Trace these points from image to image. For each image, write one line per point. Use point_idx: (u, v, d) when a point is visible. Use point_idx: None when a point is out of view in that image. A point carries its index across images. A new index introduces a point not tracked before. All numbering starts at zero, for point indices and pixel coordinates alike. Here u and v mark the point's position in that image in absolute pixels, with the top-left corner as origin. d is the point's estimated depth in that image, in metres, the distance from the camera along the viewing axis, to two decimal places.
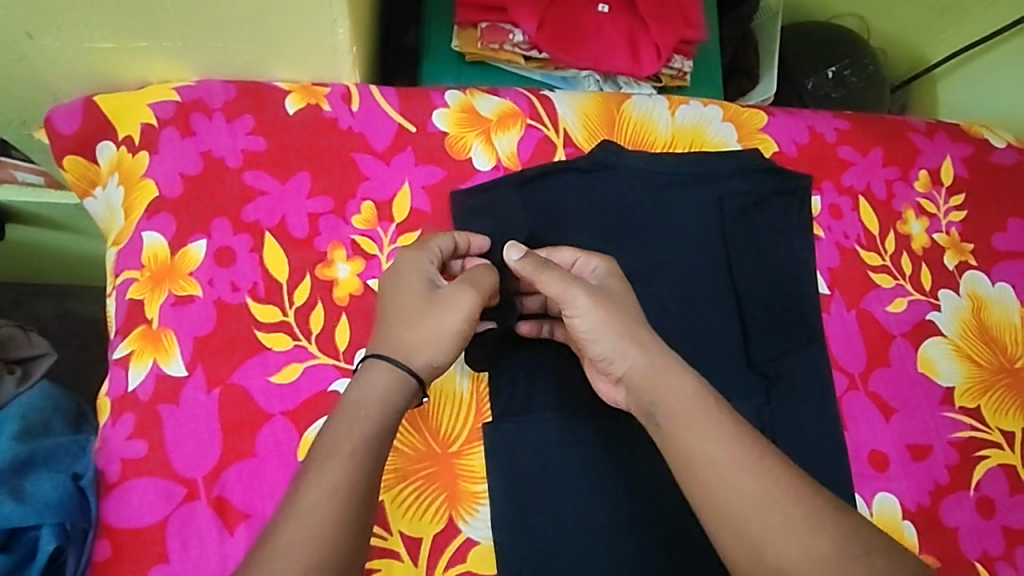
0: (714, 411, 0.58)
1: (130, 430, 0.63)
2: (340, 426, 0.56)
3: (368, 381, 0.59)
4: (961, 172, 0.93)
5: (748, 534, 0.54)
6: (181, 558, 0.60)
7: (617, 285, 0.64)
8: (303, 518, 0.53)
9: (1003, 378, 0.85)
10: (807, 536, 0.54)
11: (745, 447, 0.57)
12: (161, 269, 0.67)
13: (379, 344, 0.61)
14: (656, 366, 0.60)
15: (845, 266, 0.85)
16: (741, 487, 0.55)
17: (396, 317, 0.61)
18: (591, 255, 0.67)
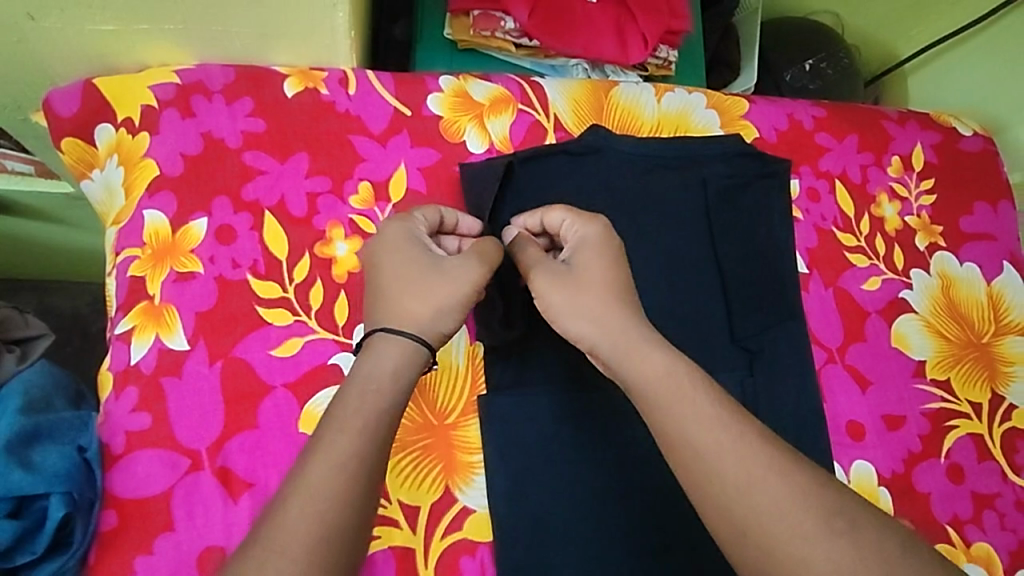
0: (692, 393, 0.59)
1: (134, 402, 0.63)
2: (347, 398, 0.58)
3: (379, 357, 0.60)
4: (930, 158, 0.97)
5: (735, 513, 0.55)
6: (187, 526, 0.61)
7: (595, 255, 0.65)
8: (311, 490, 0.53)
9: (970, 352, 0.90)
10: (796, 509, 0.54)
11: (726, 428, 0.57)
12: (163, 246, 0.68)
13: (382, 317, 0.62)
14: (624, 346, 0.62)
15: (822, 247, 0.89)
16: (726, 465, 0.56)
17: (398, 286, 0.62)
18: (577, 217, 0.68)
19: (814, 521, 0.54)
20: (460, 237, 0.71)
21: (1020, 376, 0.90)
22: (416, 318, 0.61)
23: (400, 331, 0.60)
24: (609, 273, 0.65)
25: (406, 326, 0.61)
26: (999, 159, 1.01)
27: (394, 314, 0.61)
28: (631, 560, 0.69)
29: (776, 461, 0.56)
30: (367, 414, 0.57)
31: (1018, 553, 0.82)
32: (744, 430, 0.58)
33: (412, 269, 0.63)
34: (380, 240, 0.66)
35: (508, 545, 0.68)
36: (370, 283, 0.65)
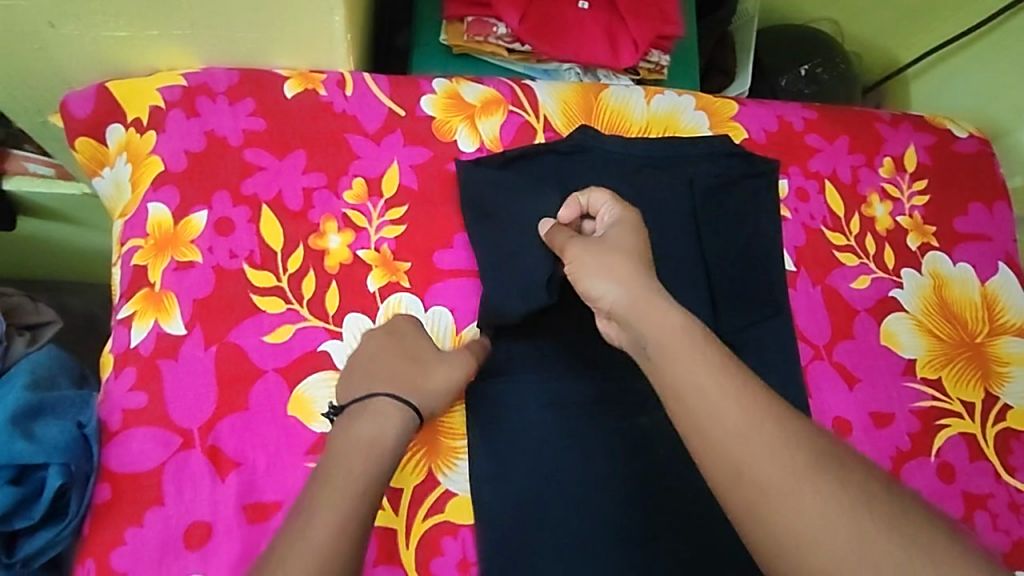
0: (700, 343, 0.61)
1: (132, 382, 0.67)
2: (334, 451, 0.62)
3: (379, 415, 0.64)
4: (924, 159, 0.97)
5: (734, 454, 0.56)
6: (175, 501, 0.64)
7: (629, 228, 0.69)
8: (300, 534, 0.56)
9: (963, 351, 0.90)
10: (793, 451, 0.55)
11: (730, 376, 0.59)
12: (164, 237, 0.72)
13: (389, 384, 0.66)
14: (641, 299, 0.63)
15: (811, 245, 0.90)
16: (728, 411, 0.57)
17: (409, 367, 0.68)
18: (614, 203, 0.72)
19: (805, 462, 0.55)
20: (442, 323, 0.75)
21: (1015, 377, 0.90)
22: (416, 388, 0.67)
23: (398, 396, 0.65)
24: (640, 244, 0.68)
25: (412, 397, 0.66)
26: (995, 160, 1.00)
27: (401, 385, 0.66)
28: (613, 546, 0.70)
29: (773, 410, 0.57)
30: (355, 463, 0.61)
31: (1012, 553, 0.81)
32: (744, 378, 0.59)
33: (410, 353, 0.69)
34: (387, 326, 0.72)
35: (488, 528, 0.69)
36: (367, 356, 0.69)
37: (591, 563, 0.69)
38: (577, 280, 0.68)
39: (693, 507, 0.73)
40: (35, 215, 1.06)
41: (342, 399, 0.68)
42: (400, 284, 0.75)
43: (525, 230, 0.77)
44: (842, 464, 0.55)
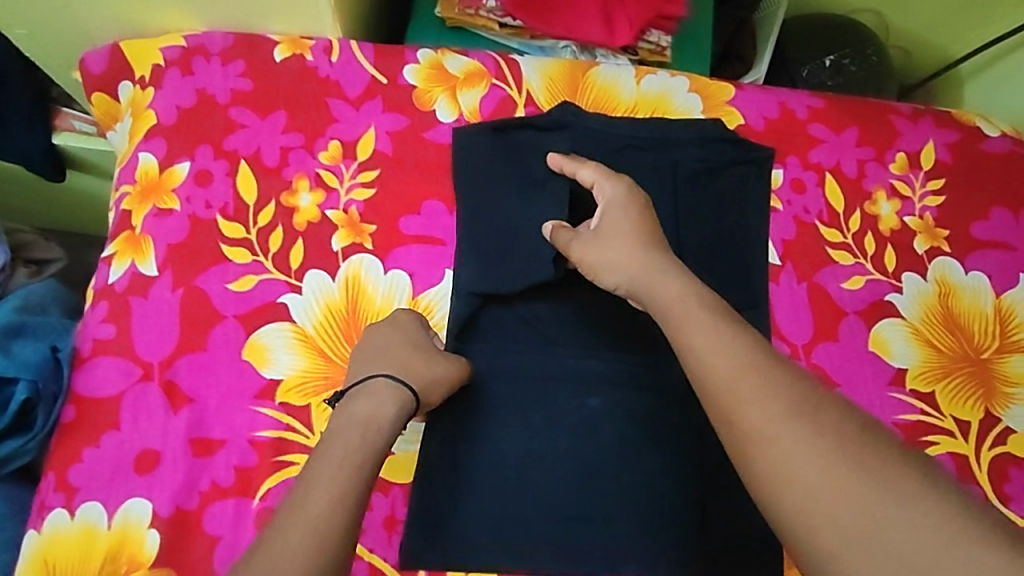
0: (695, 303, 0.64)
1: (105, 314, 0.72)
2: (332, 429, 0.63)
3: (373, 396, 0.65)
4: (943, 157, 0.90)
5: (721, 398, 0.59)
6: (130, 428, 0.69)
7: (624, 203, 0.72)
8: (299, 503, 0.58)
9: (964, 366, 0.83)
10: (777, 397, 0.58)
11: (723, 332, 0.62)
12: (149, 185, 0.77)
13: (390, 365, 0.67)
14: (642, 269, 0.68)
15: (801, 240, 0.85)
16: (715, 359, 0.61)
17: (408, 354, 0.69)
18: (607, 178, 0.74)
19: (785, 406, 0.57)
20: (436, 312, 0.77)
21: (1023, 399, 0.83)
22: (413, 373, 0.68)
23: (396, 378, 0.66)
24: (637, 216, 0.71)
25: (411, 378, 0.67)
26: None
27: (401, 366, 0.67)
28: (544, 520, 0.72)
29: (761, 359, 0.60)
30: (350, 442, 0.62)
31: None
32: (736, 330, 0.62)
33: (408, 344, 0.70)
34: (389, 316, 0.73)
35: (423, 488, 0.72)
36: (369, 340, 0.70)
37: (522, 534, 0.71)
38: (589, 273, 0.72)
39: (630, 494, 0.73)
40: (86, 169, 1.14)
41: (343, 385, 0.68)
42: (362, 246, 0.77)
43: (496, 206, 0.80)
44: (822, 409, 0.58)
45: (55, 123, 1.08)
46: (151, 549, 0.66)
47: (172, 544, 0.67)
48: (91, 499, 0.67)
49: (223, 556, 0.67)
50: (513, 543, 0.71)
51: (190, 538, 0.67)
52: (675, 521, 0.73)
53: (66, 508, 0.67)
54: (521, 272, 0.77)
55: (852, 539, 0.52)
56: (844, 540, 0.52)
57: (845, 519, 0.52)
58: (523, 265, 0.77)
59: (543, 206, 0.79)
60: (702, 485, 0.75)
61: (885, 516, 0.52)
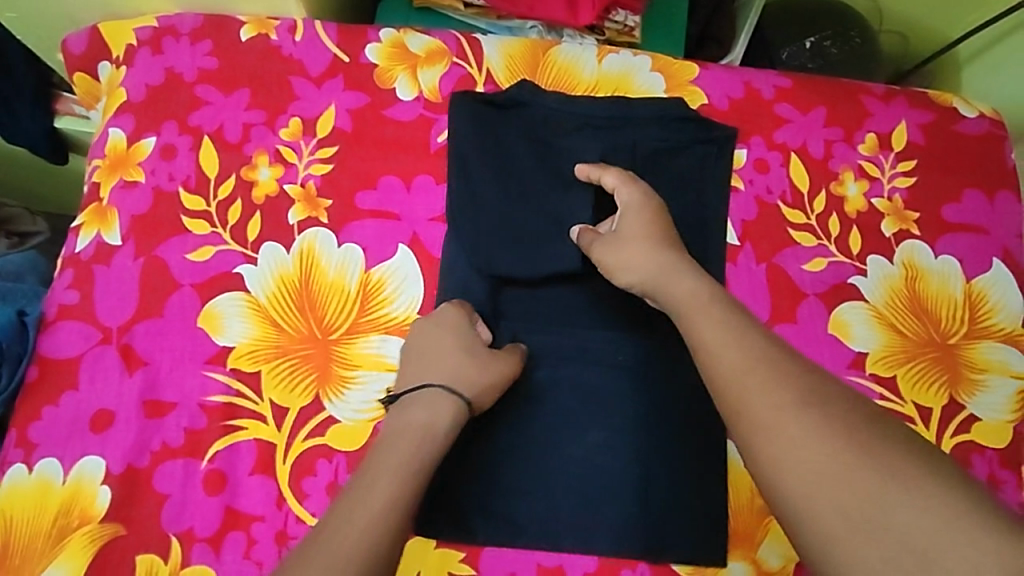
0: (707, 302, 0.65)
1: (69, 281, 0.76)
2: (391, 431, 0.66)
3: (430, 406, 0.68)
4: (915, 138, 0.88)
5: (730, 389, 0.59)
6: (87, 387, 0.72)
7: (643, 203, 0.75)
8: (357, 493, 0.61)
9: (930, 352, 0.81)
10: (788, 389, 0.57)
11: (734, 329, 0.62)
12: (117, 158, 0.80)
13: (443, 375, 0.70)
14: (658, 267, 0.70)
15: (762, 220, 0.84)
16: (727, 352, 0.61)
17: (462, 359, 0.71)
18: (629, 183, 0.76)
19: (795, 396, 0.56)
20: (400, 287, 0.78)
21: (990, 387, 0.80)
22: (467, 381, 0.70)
23: (451, 388, 0.69)
24: (655, 217, 0.74)
25: (464, 387, 0.70)
26: (1007, 144, 0.89)
27: (455, 378, 0.70)
28: (484, 492, 0.72)
29: (772, 353, 0.60)
30: (410, 447, 0.65)
31: None
32: (748, 326, 0.63)
33: (461, 348, 0.72)
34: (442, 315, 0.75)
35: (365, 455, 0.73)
36: (423, 347, 0.72)
37: (461, 505, 0.72)
38: (608, 276, 0.74)
39: (573, 470, 0.74)
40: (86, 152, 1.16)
41: (397, 388, 0.72)
42: (318, 220, 0.79)
43: (461, 180, 0.81)
44: (832, 402, 0.56)
45: (55, 108, 1.09)
46: (101, 505, 0.69)
47: (122, 500, 0.69)
48: (48, 456, 0.70)
49: (170, 513, 0.69)
50: (451, 513, 0.71)
51: (138, 494, 0.70)
52: (617, 498, 0.73)
53: (24, 464, 0.70)
54: (542, 258, 0.78)
55: (859, 523, 0.49)
56: (850, 523, 0.50)
57: (851, 503, 0.50)
58: (547, 250, 0.78)
59: (516, 184, 0.81)
60: (646, 463, 0.74)
61: (895, 507, 0.49)
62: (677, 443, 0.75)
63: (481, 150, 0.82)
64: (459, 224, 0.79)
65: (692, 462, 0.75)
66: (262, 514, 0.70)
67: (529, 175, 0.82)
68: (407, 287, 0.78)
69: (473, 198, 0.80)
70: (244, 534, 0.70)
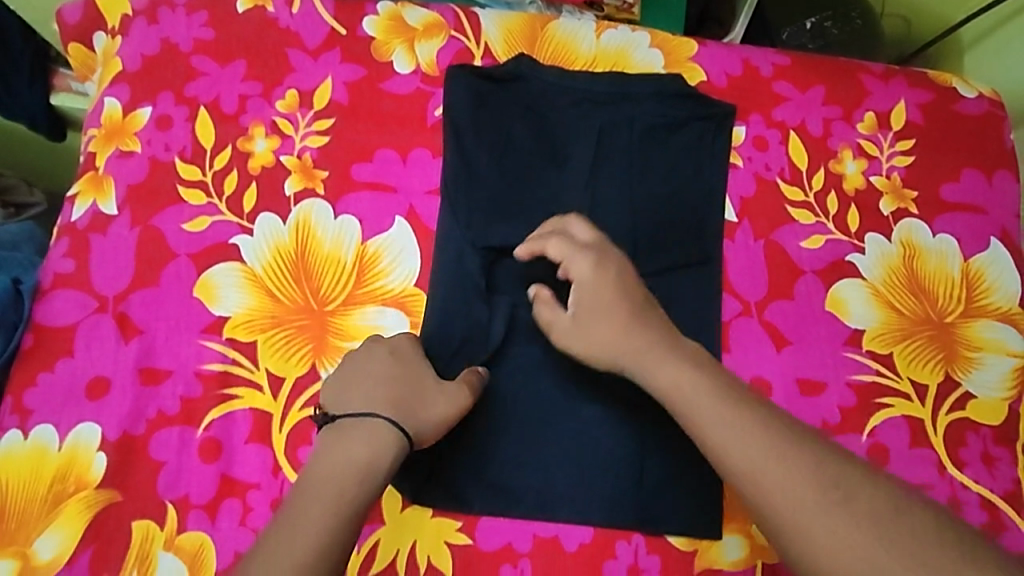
0: (695, 388, 0.65)
1: (65, 250, 0.76)
2: (323, 465, 0.62)
3: (365, 438, 0.63)
4: (915, 118, 0.87)
5: (755, 488, 0.59)
6: (83, 355, 0.72)
7: (598, 274, 0.71)
8: (284, 533, 0.58)
9: (926, 330, 0.81)
10: (811, 484, 0.58)
11: (729, 408, 0.63)
12: (113, 128, 0.80)
13: (388, 406, 0.65)
14: (637, 345, 0.68)
15: (759, 196, 0.83)
16: (744, 450, 0.60)
17: (410, 391, 0.66)
18: (579, 252, 0.71)
19: (817, 489, 0.57)
20: (398, 257, 0.78)
21: (985, 365, 0.80)
22: (411, 414, 0.65)
23: (390, 419, 0.64)
24: (617, 287, 0.70)
25: (409, 423, 0.65)
26: (1007, 124, 0.89)
27: (402, 411, 0.65)
28: (480, 462, 0.73)
29: (785, 438, 0.61)
30: (344, 487, 0.60)
31: None
32: (738, 402, 0.63)
33: (411, 378, 0.67)
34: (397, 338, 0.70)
35: None
36: (369, 368, 0.67)
37: (457, 474, 0.72)
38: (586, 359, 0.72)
39: (568, 442, 0.74)
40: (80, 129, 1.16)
41: (333, 407, 0.66)
42: (315, 191, 0.79)
43: (459, 151, 0.80)
44: (855, 487, 0.58)
45: (52, 83, 1.09)
46: (97, 472, 0.69)
47: (118, 467, 0.70)
48: (44, 422, 0.70)
49: (166, 480, 0.70)
50: (448, 482, 0.72)
51: (135, 461, 0.70)
52: (612, 471, 0.73)
53: (20, 430, 0.70)
54: (541, 229, 0.78)
55: None
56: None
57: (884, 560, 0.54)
58: (547, 221, 0.78)
59: (515, 158, 0.81)
60: (640, 436, 0.75)
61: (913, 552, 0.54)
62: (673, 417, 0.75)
63: (477, 125, 0.81)
64: (455, 197, 0.79)
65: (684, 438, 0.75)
66: (258, 482, 0.71)
67: (527, 149, 0.81)
68: (403, 259, 0.78)
69: (469, 172, 0.80)
70: (240, 502, 0.70)
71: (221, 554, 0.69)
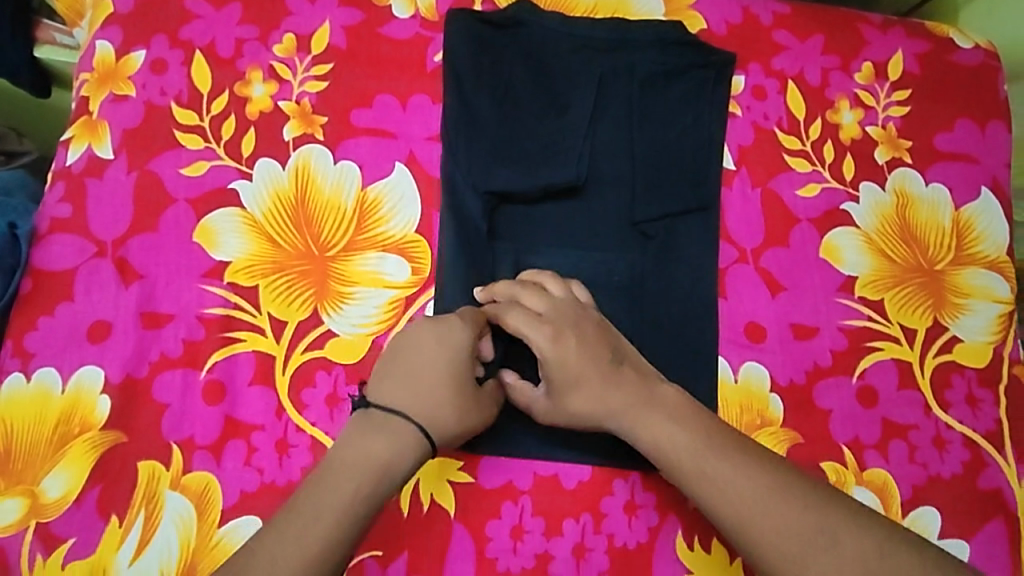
0: (682, 443, 0.66)
1: (61, 194, 0.75)
2: (348, 455, 0.61)
3: (393, 441, 0.62)
4: (910, 68, 0.88)
5: (749, 538, 0.62)
6: (83, 299, 0.72)
7: (558, 345, 0.68)
8: (297, 522, 0.58)
9: (916, 277, 0.82)
10: (799, 529, 0.61)
11: (717, 459, 0.65)
12: (106, 72, 0.78)
13: (421, 414, 0.64)
14: (620, 406, 0.68)
15: (757, 145, 0.84)
16: (738, 505, 0.63)
17: (445, 401, 0.65)
18: (543, 323, 0.68)
19: (803, 534, 0.61)
20: (397, 203, 0.78)
21: (973, 310, 0.82)
22: (441, 424, 0.65)
23: (421, 427, 0.63)
24: (582, 352, 0.68)
25: (436, 433, 0.64)
26: (1001, 76, 0.90)
27: (436, 424, 0.64)
28: None
29: (771, 482, 0.64)
30: (364, 485, 0.60)
31: (924, 487, 0.77)
32: (724, 452, 0.65)
33: (451, 386, 0.66)
34: (450, 330, 0.67)
35: (364, 368, 0.74)
36: (422, 364, 0.65)
37: None
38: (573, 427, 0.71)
39: None
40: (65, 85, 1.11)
41: (372, 394, 0.65)
42: (314, 137, 0.78)
43: (459, 96, 0.80)
44: (840, 530, 0.62)
45: (35, 35, 1.04)
46: (102, 413, 0.70)
47: (123, 408, 0.70)
48: (46, 365, 0.70)
49: (171, 422, 0.70)
50: None
51: (139, 403, 0.70)
52: None
53: (22, 373, 0.70)
54: (541, 174, 0.78)
55: None
56: None
57: None
58: (547, 167, 0.78)
59: (516, 104, 0.81)
60: None
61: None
62: (670, 360, 0.77)
63: (477, 72, 0.81)
64: (456, 145, 0.79)
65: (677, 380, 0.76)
66: (262, 424, 0.71)
67: (528, 96, 0.82)
68: (402, 205, 0.78)
69: (469, 119, 0.79)
70: (244, 443, 0.71)
71: (227, 493, 0.69)
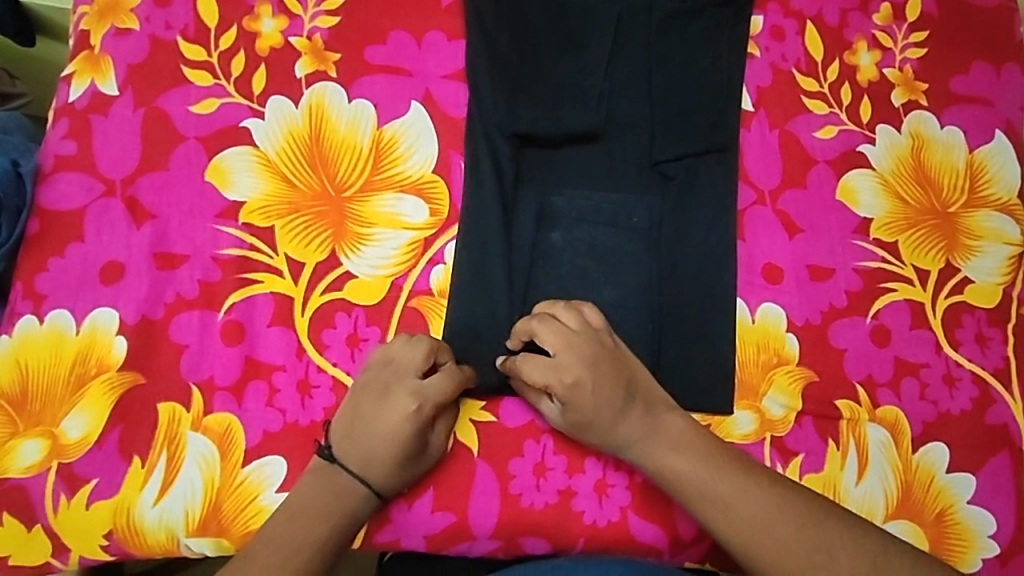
0: (681, 465, 0.65)
1: (65, 131, 0.72)
2: (326, 495, 0.64)
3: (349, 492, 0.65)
4: (928, 10, 0.88)
5: (746, 550, 0.62)
6: (94, 239, 0.70)
7: (576, 390, 0.65)
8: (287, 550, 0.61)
9: (930, 219, 0.83)
10: (794, 547, 0.61)
11: (717, 480, 0.64)
12: (107, 4, 0.75)
13: (369, 474, 0.65)
14: (626, 433, 0.67)
15: (776, 87, 0.83)
16: (737, 522, 0.62)
17: (394, 465, 0.65)
18: (559, 365, 0.65)
19: (803, 551, 0.61)
20: (415, 144, 0.76)
21: (984, 252, 0.83)
22: (387, 481, 0.66)
23: (367, 484, 0.65)
24: (598, 394, 0.65)
25: (382, 490, 0.66)
26: (1018, 17, 0.89)
27: (386, 485, 0.66)
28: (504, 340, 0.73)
29: (770, 499, 0.63)
30: (337, 527, 0.63)
31: (934, 423, 0.78)
32: (723, 472, 0.64)
33: (401, 454, 0.65)
34: (415, 401, 0.65)
35: (383, 310, 0.73)
36: (379, 431, 0.65)
37: (481, 350, 0.73)
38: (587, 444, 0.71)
39: None
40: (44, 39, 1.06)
41: (337, 443, 0.66)
42: (327, 74, 0.76)
43: (484, 40, 0.78)
44: (836, 547, 0.61)
45: None
46: (118, 354, 0.68)
47: (140, 349, 0.69)
48: (59, 307, 0.69)
49: (190, 362, 0.69)
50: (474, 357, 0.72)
51: (157, 344, 0.69)
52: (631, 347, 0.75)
53: (35, 315, 0.68)
54: (563, 119, 0.77)
55: None
56: None
57: None
58: (569, 113, 0.77)
59: (538, 47, 0.79)
60: (658, 315, 0.76)
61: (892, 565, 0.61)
62: (689, 297, 0.77)
63: (498, 12, 0.79)
64: (477, 85, 0.77)
65: (696, 318, 0.77)
66: (282, 364, 0.71)
67: (551, 40, 0.80)
68: (421, 146, 0.76)
69: (493, 63, 0.78)
70: (265, 384, 0.70)
71: (249, 435, 0.69)
